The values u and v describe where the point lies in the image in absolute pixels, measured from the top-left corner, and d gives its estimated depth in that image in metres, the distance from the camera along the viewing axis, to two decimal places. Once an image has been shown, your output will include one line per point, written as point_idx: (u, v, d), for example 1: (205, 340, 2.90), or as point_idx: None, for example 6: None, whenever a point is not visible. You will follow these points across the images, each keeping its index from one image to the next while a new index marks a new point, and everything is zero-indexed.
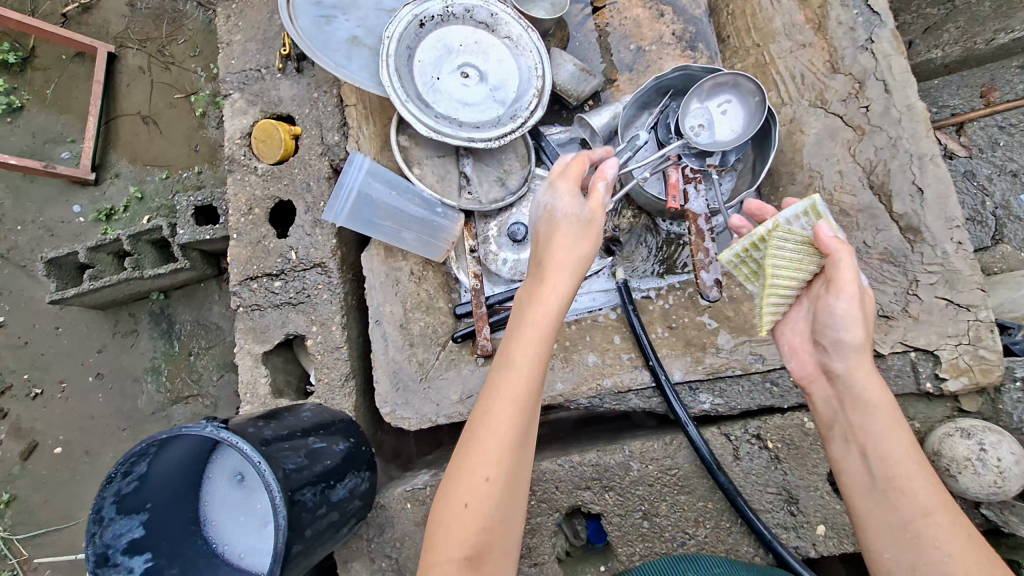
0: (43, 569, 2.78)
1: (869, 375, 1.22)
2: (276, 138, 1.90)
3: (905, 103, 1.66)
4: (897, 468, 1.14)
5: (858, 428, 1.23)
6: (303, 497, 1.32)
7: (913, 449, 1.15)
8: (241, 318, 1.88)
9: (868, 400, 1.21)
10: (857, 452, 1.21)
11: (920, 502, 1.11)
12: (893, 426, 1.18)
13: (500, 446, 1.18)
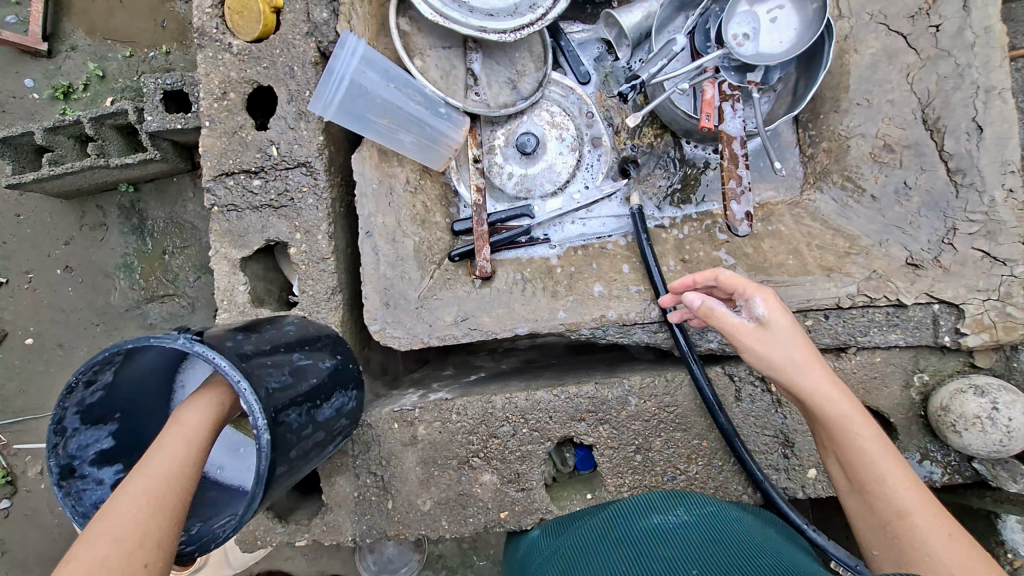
0: (26, 454, 2.73)
1: (856, 419, 1.20)
2: (254, 10, 1.63)
3: (982, 24, 1.46)
4: (902, 516, 1.12)
5: (845, 473, 1.22)
6: (289, 418, 1.22)
7: (913, 488, 1.15)
8: (217, 219, 1.71)
9: (862, 451, 1.18)
10: (859, 502, 1.20)
11: (931, 552, 1.08)
12: (896, 472, 1.16)
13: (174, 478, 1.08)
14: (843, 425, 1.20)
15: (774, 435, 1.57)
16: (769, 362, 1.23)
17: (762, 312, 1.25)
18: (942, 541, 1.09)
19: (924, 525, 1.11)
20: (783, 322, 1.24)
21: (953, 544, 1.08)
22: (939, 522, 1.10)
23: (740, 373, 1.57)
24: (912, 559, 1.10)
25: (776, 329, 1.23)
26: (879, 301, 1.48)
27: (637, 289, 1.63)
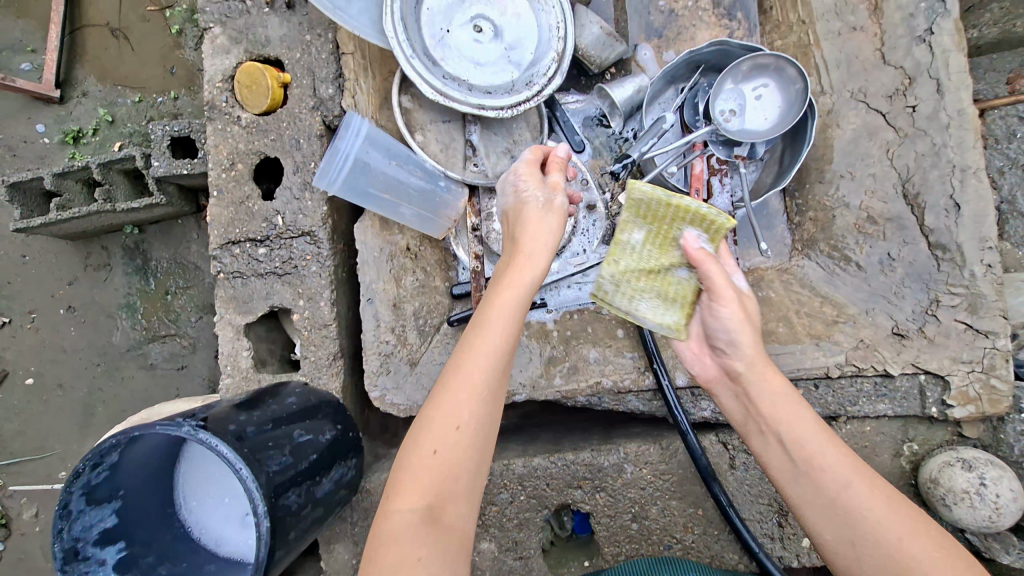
0: (20, 496, 2.73)
1: (804, 418, 1.17)
2: (262, 85, 1.70)
3: (956, 106, 1.53)
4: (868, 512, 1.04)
5: (807, 488, 1.11)
6: (288, 501, 1.24)
7: (867, 482, 1.08)
8: (222, 285, 1.76)
9: (817, 454, 1.12)
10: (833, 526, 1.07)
11: (921, 558, 0.99)
12: (852, 468, 1.10)
13: (474, 385, 1.14)
14: (798, 432, 1.15)
15: (768, 503, 1.59)
16: (477, 391, 1.13)
17: (723, 315, 1.26)
18: (918, 543, 1.01)
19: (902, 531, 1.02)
20: (508, 337, 1.19)
21: (923, 539, 1.01)
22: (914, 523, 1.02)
23: (733, 441, 1.60)
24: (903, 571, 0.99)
25: (485, 354, 1.16)
26: (868, 371, 1.54)
27: (632, 356, 1.68)
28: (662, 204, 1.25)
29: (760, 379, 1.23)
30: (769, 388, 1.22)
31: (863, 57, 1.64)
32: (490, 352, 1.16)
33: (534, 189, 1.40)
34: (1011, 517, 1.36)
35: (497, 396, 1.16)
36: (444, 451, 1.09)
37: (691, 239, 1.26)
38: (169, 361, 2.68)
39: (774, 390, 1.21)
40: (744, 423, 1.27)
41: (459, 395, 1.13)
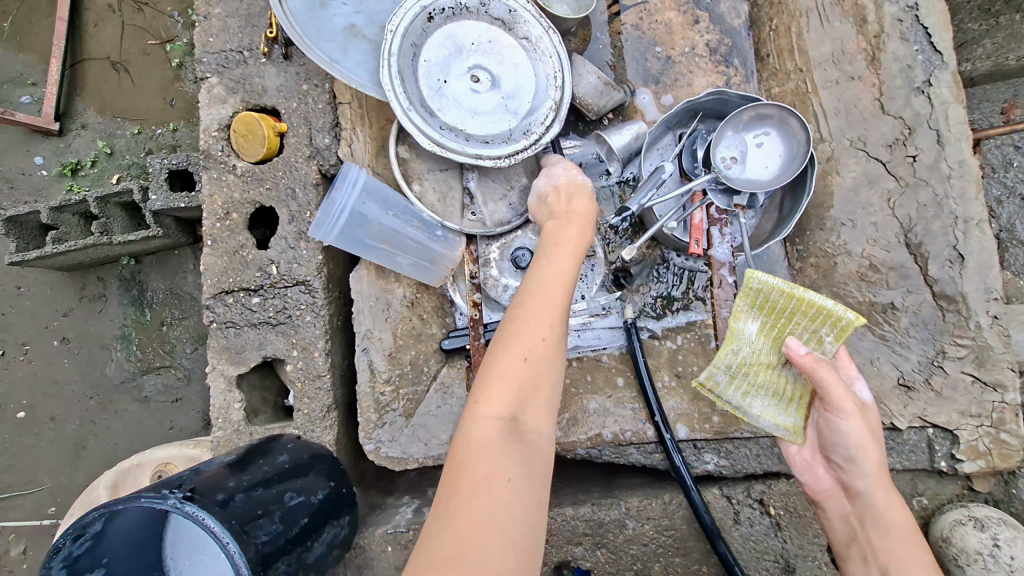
0: (8, 532, 2.64)
1: (923, 561, 1.12)
2: (258, 134, 1.69)
3: (956, 158, 1.53)
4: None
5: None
6: (281, 568, 1.20)
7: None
8: (214, 336, 1.72)
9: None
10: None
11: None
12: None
13: (539, 350, 1.13)
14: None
15: (775, 560, 1.52)
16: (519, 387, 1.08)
17: (842, 424, 1.17)
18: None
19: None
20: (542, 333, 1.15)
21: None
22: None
23: (736, 495, 1.55)
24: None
25: (517, 348, 1.11)
26: None
27: (632, 407, 1.64)
28: (786, 294, 1.31)
29: (879, 503, 1.16)
30: (882, 513, 1.16)
31: (861, 105, 1.63)
32: (529, 345, 1.12)
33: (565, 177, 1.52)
34: None
35: (534, 394, 1.09)
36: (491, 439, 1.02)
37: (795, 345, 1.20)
38: (162, 394, 2.64)
39: (895, 524, 1.14)
40: (852, 542, 1.20)
41: (497, 389, 1.07)
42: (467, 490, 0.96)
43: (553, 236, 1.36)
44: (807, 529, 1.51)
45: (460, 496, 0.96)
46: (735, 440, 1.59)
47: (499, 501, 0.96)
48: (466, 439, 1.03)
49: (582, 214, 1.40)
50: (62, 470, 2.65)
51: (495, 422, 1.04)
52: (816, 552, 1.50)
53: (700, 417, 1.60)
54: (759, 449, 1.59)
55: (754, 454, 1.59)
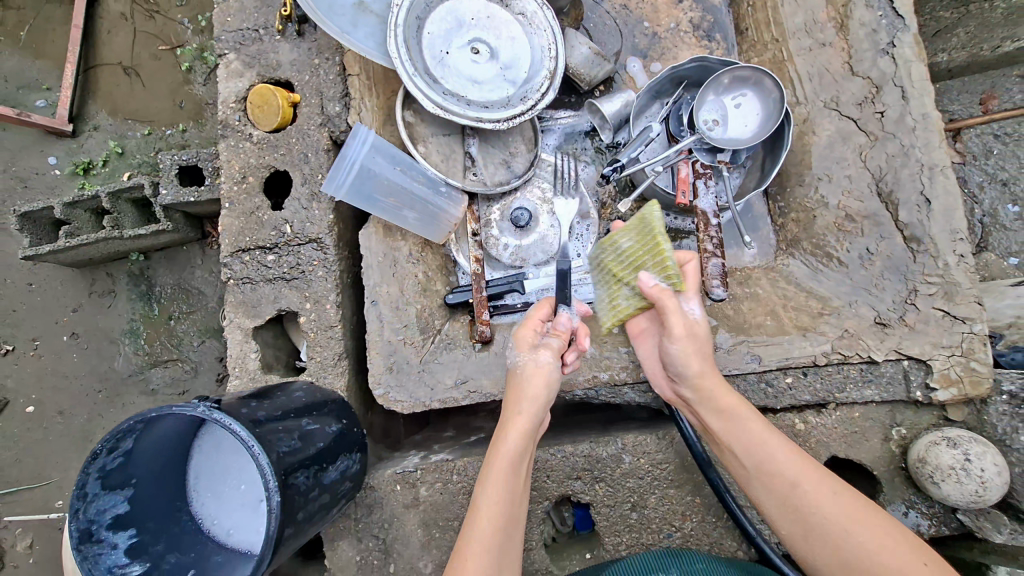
0: (15, 527, 2.71)
1: (760, 428, 1.35)
2: (273, 104, 1.81)
3: (920, 111, 1.66)
4: (822, 504, 1.22)
5: (762, 491, 1.31)
6: (297, 480, 1.30)
7: (821, 478, 1.26)
8: (232, 291, 1.83)
9: (772, 459, 1.30)
10: (792, 524, 1.25)
11: (864, 544, 1.16)
12: (800, 469, 1.28)
13: (506, 463, 1.32)
14: (757, 443, 1.33)
15: None
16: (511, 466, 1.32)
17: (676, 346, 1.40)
18: (862, 525, 1.18)
19: (851, 517, 1.20)
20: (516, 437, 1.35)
21: (869, 526, 1.18)
22: (866, 514, 1.20)
23: None
24: (853, 554, 1.17)
25: (505, 462, 1.32)
26: (852, 358, 1.61)
27: (627, 350, 1.73)
28: (649, 230, 1.42)
29: (713, 393, 1.40)
30: (719, 397, 1.39)
31: (833, 69, 1.76)
32: (501, 488, 1.30)
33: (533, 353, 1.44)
34: (997, 492, 1.40)
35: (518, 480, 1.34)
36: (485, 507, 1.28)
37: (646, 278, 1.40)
38: (169, 387, 2.72)
39: (728, 407, 1.38)
40: (708, 436, 1.45)
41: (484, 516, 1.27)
42: (473, 550, 1.23)
43: (525, 385, 1.41)
44: None
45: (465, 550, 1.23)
46: (723, 377, 1.67)
47: (494, 554, 1.23)
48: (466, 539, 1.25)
49: (540, 381, 1.41)
50: (70, 462, 2.73)
51: (490, 498, 1.29)
52: None
53: None
54: (748, 385, 1.66)
55: (743, 390, 1.67)
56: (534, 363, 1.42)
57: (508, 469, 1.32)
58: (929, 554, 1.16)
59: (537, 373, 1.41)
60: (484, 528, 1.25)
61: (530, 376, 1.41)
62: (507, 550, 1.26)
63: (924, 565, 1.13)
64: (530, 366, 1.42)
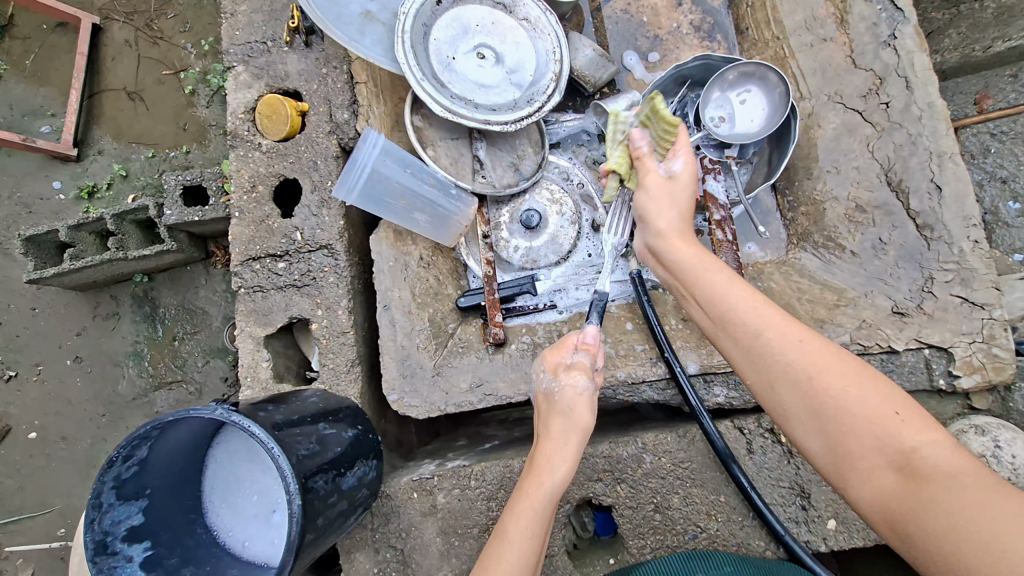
0: (16, 557, 2.66)
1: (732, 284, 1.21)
2: (282, 114, 1.83)
3: (925, 100, 1.67)
4: (782, 355, 1.09)
5: (728, 341, 1.19)
6: (316, 484, 1.28)
7: (788, 328, 1.11)
8: (243, 300, 1.82)
9: (732, 308, 1.17)
10: (755, 372, 1.13)
11: (826, 391, 1.05)
12: (763, 314, 1.15)
13: (541, 498, 1.26)
14: (719, 292, 1.21)
15: (790, 486, 1.59)
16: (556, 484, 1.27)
17: (674, 169, 1.44)
18: (826, 377, 1.05)
19: (816, 364, 1.06)
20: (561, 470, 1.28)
21: (838, 376, 1.05)
22: (831, 361, 1.06)
23: (748, 425, 1.63)
24: (816, 397, 1.05)
25: (542, 495, 1.26)
26: (873, 348, 1.58)
27: (643, 348, 1.73)
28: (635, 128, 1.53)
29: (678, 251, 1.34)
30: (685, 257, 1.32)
31: (836, 63, 1.78)
32: (529, 519, 1.24)
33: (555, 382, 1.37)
34: None
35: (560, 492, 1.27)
36: (514, 533, 1.23)
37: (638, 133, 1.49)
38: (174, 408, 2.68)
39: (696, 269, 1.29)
40: (676, 295, 1.36)
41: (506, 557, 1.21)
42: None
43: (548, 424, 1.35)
44: None
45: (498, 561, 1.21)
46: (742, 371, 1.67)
47: None
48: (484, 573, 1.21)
49: (585, 418, 1.31)
50: (72, 489, 2.68)
51: (516, 532, 1.24)
52: None
53: (708, 353, 1.68)
54: None
55: None
56: (572, 390, 1.33)
57: (540, 515, 1.25)
58: (909, 406, 1.01)
59: (574, 418, 1.31)
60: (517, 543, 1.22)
61: (569, 403, 1.33)
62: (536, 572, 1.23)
63: (897, 414, 1.00)
64: (568, 392, 1.33)
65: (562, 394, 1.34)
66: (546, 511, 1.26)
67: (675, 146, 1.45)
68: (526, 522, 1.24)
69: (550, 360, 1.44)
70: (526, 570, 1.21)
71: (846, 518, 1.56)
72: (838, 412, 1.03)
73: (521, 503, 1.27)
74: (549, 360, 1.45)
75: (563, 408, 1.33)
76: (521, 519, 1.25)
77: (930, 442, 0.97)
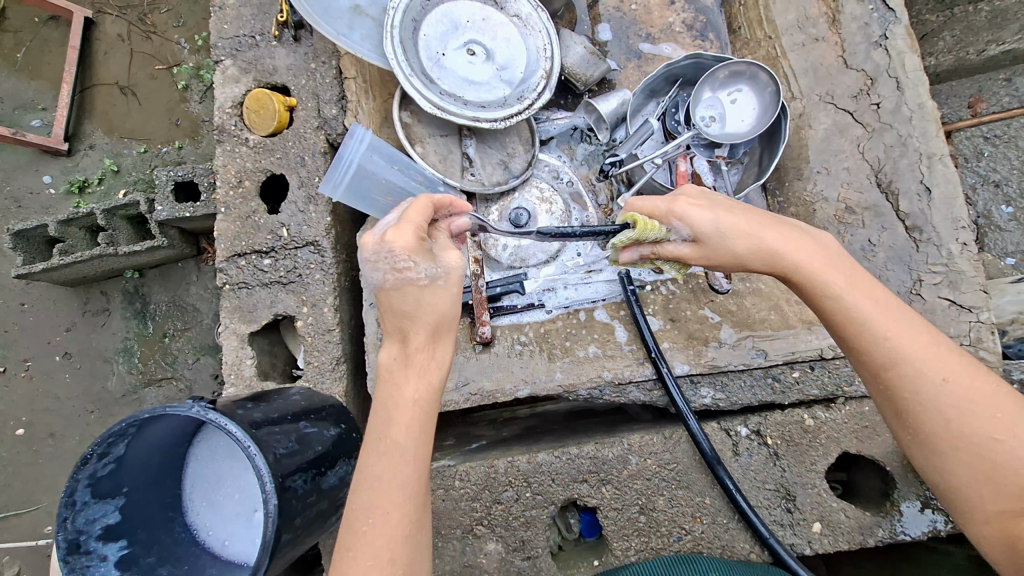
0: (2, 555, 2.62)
1: (859, 280, 1.12)
2: (270, 108, 1.81)
3: (916, 101, 1.67)
4: (932, 385, 1.05)
5: (852, 360, 1.13)
6: (295, 483, 1.26)
7: (935, 357, 1.07)
8: (227, 296, 1.79)
9: (869, 325, 1.08)
10: (884, 396, 1.11)
11: (977, 434, 1.03)
12: (913, 339, 1.07)
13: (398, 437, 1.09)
14: (860, 304, 1.10)
15: (775, 489, 1.58)
16: (417, 406, 1.11)
17: (688, 230, 1.19)
18: (985, 419, 1.03)
19: (960, 405, 1.04)
20: (433, 380, 1.14)
21: (990, 420, 1.03)
22: (992, 403, 1.04)
23: (734, 427, 1.62)
24: (961, 437, 1.04)
25: (399, 428, 1.09)
26: None
27: (630, 349, 1.72)
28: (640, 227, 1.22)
29: (760, 235, 1.15)
30: (774, 244, 1.14)
31: (827, 63, 1.78)
32: (380, 461, 1.07)
33: (407, 262, 1.12)
34: None
35: (434, 409, 1.13)
36: (370, 475, 1.07)
37: (630, 254, 1.30)
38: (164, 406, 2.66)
39: (803, 261, 1.14)
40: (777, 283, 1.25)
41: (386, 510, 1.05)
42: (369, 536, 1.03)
43: (422, 314, 1.14)
44: (805, 456, 1.58)
45: (377, 506, 1.05)
46: (729, 372, 1.66)
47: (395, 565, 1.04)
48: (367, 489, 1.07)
49: (450, 311, 1.17)
50: (60, 486, 2.67)
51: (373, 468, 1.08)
52: (814, 480, 1.57)
53: (695, 353, 1.68)
54: (753, 380, 1.66)
55: (749, 386, 1.66)
56: (417, 286, 1.13)
57: (405, 451, 1.08)
58: None
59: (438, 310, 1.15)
60: (387, 508, 1.05)
61: (413, 299, 1.14)
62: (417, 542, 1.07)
63: None
64: (411, 291, 1.13)
65: (432, 279, 1.14)
66: (411, 453, 1.08)
67: (664, 222, 1.22)
68: (384, 471, 1.07)
69: (408, 235, 1.14)
70: (402, 541, 1.05)
71: (832, 521, 1.55)
72: (995, 457, 1.02)
73: (371, 446, 1.10)
74: (415, 230, 1.15)
75: (434, 288, 1.14)
76: (381, 469, 1.07)
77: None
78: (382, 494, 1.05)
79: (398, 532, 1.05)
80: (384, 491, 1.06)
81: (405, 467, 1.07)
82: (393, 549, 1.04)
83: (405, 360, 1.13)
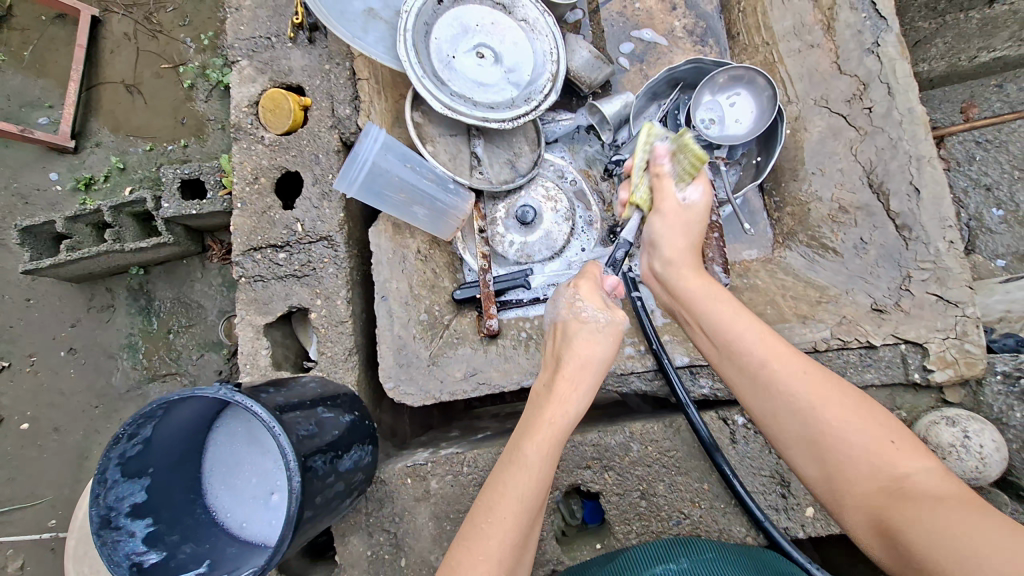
0: (6, 547, 2.67)
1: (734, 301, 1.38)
2: (285, 108, 1.87)
3: (906, 106, 1.74)
4: (795, 380, 1.22)
5: (733, 369, 1.33)
6: (315, 463, 1.32)
7: (795, 362, 1.25)
8: (243, 289, 1.86)
9: (740, 337, 1.31)
10: (757, 398, 1.27)
11: (829, 423, 1.16)
12: (777, 348, 1.28)
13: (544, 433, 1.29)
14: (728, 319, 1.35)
15: (770, 475, 1.65)
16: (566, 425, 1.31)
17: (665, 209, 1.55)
18: (840, 410, 1.17)
19: (817, 395, 1.19)
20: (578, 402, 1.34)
21: (845, 409, 1.17)
22: (835, 391, 1.19)
23: (732, 416, 1.69)
24: (821, 430, 1.17)
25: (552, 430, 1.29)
26: (852, 343, 1.66)
27: (632, 342, 1.79)
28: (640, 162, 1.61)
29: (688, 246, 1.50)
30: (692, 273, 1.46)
31: (822, 68, 1.85)
32: (544, 453, 1.26)
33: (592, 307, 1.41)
34: (996, 466, 1.51)
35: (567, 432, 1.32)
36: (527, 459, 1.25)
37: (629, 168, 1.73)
38: None
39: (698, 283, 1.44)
40: (677, 312, 1.52)
41: (504, 505, 1.21)
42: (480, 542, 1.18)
43: (597, 351, 1.38)
44: None
45: (491, 508, 1.21)
46: None
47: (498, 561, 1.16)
48: (488, 501, 1.23)
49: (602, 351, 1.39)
50: (63, 480, 2.71)
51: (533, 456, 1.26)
52: None
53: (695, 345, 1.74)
54: None
55: None
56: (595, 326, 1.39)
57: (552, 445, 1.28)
58: (905, 437, 1.13)
59: (612, 339, 1.41)
60: (504, 513, 1.20)
61: (592, 334, 1.39)
62: (523, 547, 1.21)
63: (890, 444, 1.11)
64: (585, 331, 1.39)
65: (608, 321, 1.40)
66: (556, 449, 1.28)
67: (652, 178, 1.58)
68: (536, 464, 1.25)
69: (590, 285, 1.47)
70: (512, 544, 1.18)
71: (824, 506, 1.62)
72: (844, 438, 1.14)
73: (523, 440, 1.29)
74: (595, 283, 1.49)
75: (608, 332, 1.40)
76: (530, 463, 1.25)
77: (920, 472, 1.07)
78: (517, 483, 1.23)
79: (517, 527, 1.20)
80: (498, 503, 1.21)
81: (544, 467, 1.26)
82: (510, 538, 1.18)
83: (565, 384, 1.35)
